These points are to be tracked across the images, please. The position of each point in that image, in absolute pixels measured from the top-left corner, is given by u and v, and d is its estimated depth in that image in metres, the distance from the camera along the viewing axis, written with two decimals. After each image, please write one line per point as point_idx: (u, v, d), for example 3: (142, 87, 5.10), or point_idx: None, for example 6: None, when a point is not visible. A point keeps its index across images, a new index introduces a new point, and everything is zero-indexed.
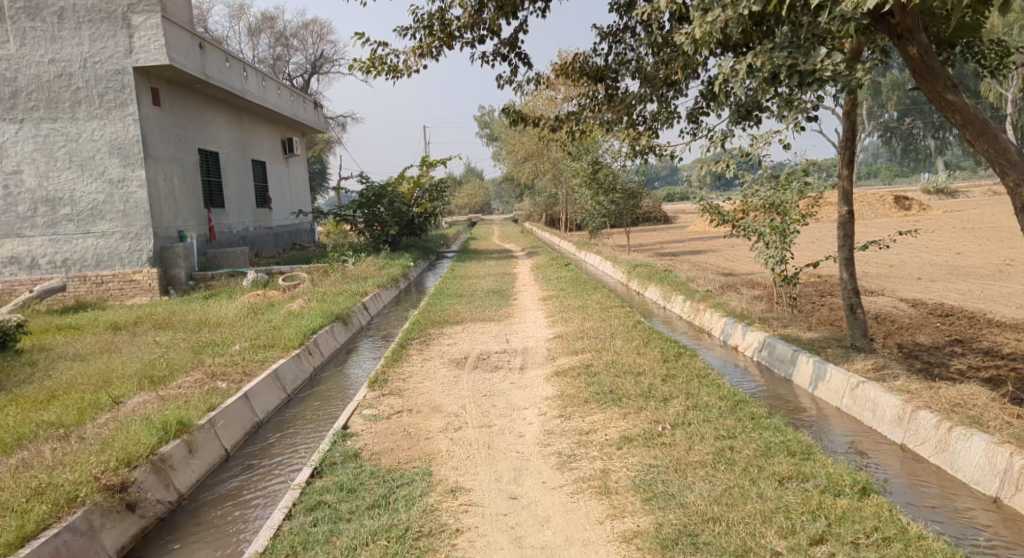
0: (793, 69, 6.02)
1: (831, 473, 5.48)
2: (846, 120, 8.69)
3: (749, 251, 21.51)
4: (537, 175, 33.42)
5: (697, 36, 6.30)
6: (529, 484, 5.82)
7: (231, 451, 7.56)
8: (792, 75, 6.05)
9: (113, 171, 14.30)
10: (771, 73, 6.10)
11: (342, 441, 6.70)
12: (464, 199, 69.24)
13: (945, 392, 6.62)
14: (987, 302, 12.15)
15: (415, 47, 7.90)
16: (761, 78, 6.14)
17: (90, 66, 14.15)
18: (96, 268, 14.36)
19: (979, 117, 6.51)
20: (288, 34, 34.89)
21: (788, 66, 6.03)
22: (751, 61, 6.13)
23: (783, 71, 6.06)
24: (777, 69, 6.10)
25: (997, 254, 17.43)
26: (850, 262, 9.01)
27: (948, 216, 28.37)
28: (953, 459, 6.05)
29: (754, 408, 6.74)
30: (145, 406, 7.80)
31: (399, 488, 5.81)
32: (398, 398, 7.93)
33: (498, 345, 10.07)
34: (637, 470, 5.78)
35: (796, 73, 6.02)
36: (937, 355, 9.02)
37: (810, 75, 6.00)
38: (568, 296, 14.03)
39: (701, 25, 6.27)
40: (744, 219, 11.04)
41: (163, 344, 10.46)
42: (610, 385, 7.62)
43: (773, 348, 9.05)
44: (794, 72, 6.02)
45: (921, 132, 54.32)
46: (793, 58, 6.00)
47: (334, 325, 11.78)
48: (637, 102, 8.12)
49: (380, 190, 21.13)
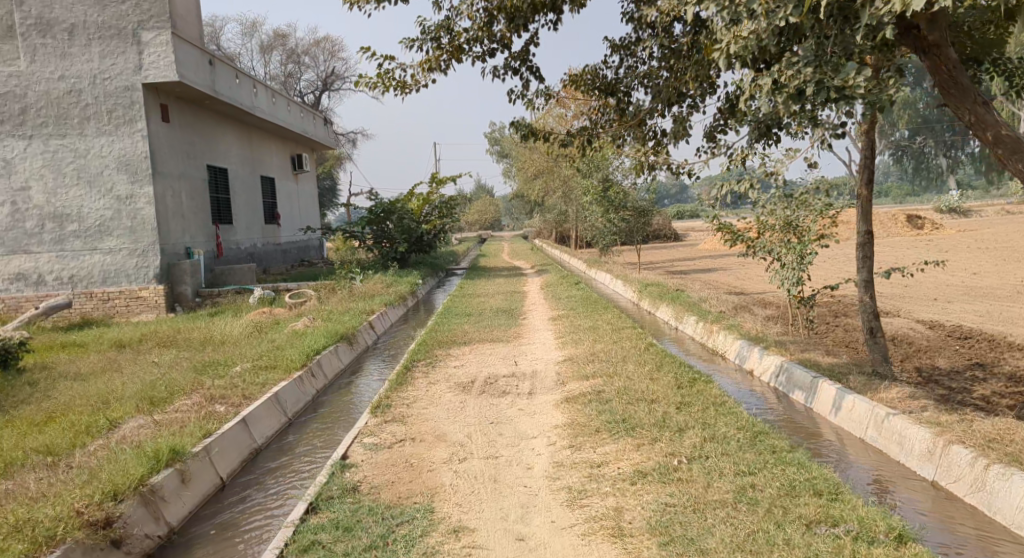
0: (821, 84, 5.74)
1: (863, 518, 5.12)
2: (865, 135, 8.36)
3: (761, 271, 21.15)
4: (547, 193, 33.23)
5: (731, 51, 6.01)
6: (537, 523, 5.48)
7: (227, 479, 7.26)
8: (818, 91, 5.77)
9: (121, 187, 14.09)
10: (798, 89, 5.84)
11: (341, 473, 6.37)
12: (475, 216, 69.25)
13: (980, 426, 6.24)
14: (1008, 324, 11.77)
15: (424, 61, 7.68)
16: (787, 95, 5.86)
17: (99, 82, 13.98)
18: (102, 284, 14.15)
19: (1011, 136, 6.20)
20: (300, 52, 34.93)
21: (815, 81, 5.75)
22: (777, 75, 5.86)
23: (811, 87, 5.77)
24: (804, 84, 5.83)
25: (1014, 275, 17.03)
26: (870, 284, 8.64)
27: (962, 235, 27.91)
28: (991, 499, 5.67)
29: (776, 440, 6.39)
30: (139, 431, 7.49)
31: (398, 526, 5.49)
32: (401, 426, 7.60)
33: (506, 368, 9.74)
34: (652, 510, 5.43)
35: (824, 88, 5.74)
36: (959, 380, 8.65)
37: (840, 92, 5.73)
38: (578, 316, 13.70)
39: (736, 40, 5.98)
40: (759, 240, 10.69)
41: (165, 364, 10.17)
42: (622, 413, 7.27)
43: (791, 373, 8.68)
44: (823, 88, 5.75)
45: (932, 152, 53.78)
46: (822, 73, 5.73)
47: (338, 345, 11.48)
48: (650, 117, 7.85)
49: (389, 206, 20.91)
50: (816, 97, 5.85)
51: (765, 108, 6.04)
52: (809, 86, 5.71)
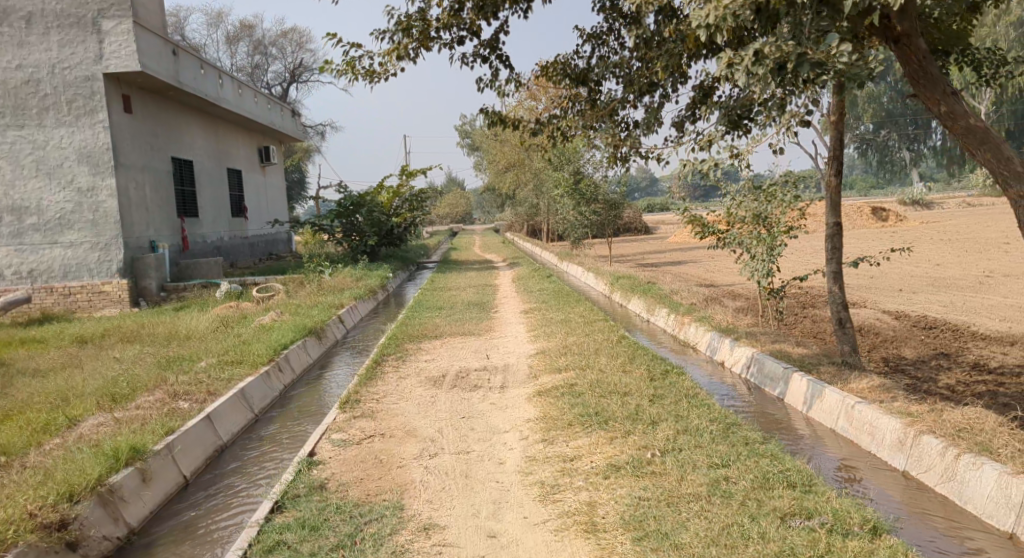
0: (802, 58, 5.63)
1: (837, 510, 5.08)
2: (833, 125, 8.35)
3: (730, 263, 21.26)
4: (517, 186, 33.13)
5: (710, 20, 5.80)
6: (509, 519, 5.38)
7: (190, 477, 7.07)
8: (800, 65, 5.65)
9: (82, 179, 13.72)
10: (778, 64, 5.72)
11: (308, 471, 6.22)
12: (445, 210, 68.92)
13: (950, 416, 6.26)
14: (971, 314, 11.91)
15: (392, 49, 7.51)
16: (767, 69, 5.73)
17: (58, 72, 13.60)
18: (63, 278, 13.79)
19: (980, 126, 6.21)
20: (267, 43, 34.43)
21: (797, 55, 5.63)
22: (758, 48, 5.73)
23: (792, 60, 5.65)
24: (783, 61, 5.72)
25: (976, 266, 17.28)
26: (839, 275, 8.65)
27: (925, 227, 28.31)
28: (961, 489, 5.68)
29: (748, 432, 6.35)
30: (99, 430, 7.27)
31: (367, 524, 5.36)
32: (370, 421, 7.46)
33: (477, 362, 9.64)
34: (626, 504, 5.35)
35: (806, 62, 5.63)
36: (925, 369, 8.72)
37: (819, 67, 5.63)
38: (550, 309, 13.64)
39: (715, 9, 5.77)
40: (730, 232, 10.63)
41: (128, 360, 9.91)
42: (594, 406, 7.20)
43: (762, 365, 8.68)
44: (803, 62, 5.64)
45: (896, 146, 54.52)
46: (802, 47, 5.63)
47: (307, 339, 11.29)
48: (622, 107, 7.77)
49: (358, 199, 20.67)
50: (796, 72, 5.74)
51: (742, 85, 5.93)
52: (788, 61, 5.60)
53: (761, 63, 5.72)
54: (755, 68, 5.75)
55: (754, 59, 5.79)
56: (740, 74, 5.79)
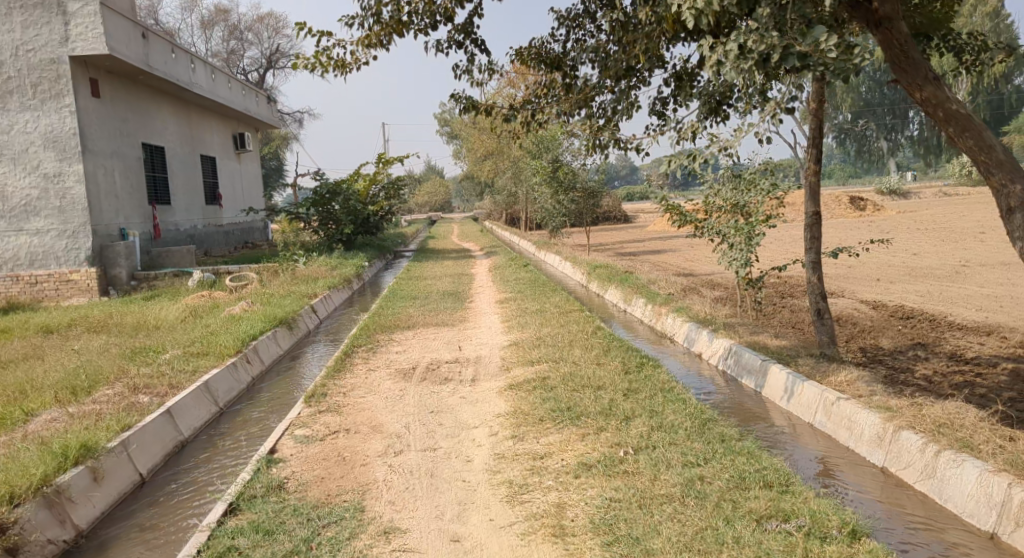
0: (788, 50, 5.43)
1: (816, 513, 4.90)
2: (813, 111, 8.16)
3: (709, 251, 21.15)
4: (497, 173, 32.87)
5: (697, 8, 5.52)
6: (474, 522, 5.15)
7: (147, 476, 6.79)
8: (786, 57, 5.46)
9: (48, 165, 13.29)
10: (763, 56, 5.49)
11: (266, 469, 5.95)
12: (424, 197, 68.54)
13: (931, 411, 6.09)
14: (948, 303, 11.81)
15: (364, 38, 7.23)
16: (752, 61, 5.51)
17: (22, 54, 13.15)
18: (30, 267, 13.43)
19: (962, 113, 6.03)
20: (243, 28, 33.78)
21: (782, 47, 5.43)
22: (743, 41, 5.51)
23: (776, 53, 5.45)
24: (769, 51, 5.49)
25: (952, 255, 17.27)
26: (818, 265, 8.49)
27: (901, 216, 28.48)
28: (942, 488, 5.51)
29: (724, 428, 6.16)
30: (53, 426, 6.97)
31: (325, 527, 5.12)
32: (336, 416, 7.19)
33: (450, 354, 9.39)
34: (596, 506, 5.14)
35: (791, 54, 5.43)
36: (902, 360, 8.59)
37: (805, 60, 5.42)
38: (526, 299, 13.42)
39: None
40: (708, 221, 10.47)
41: (92, 351, 9.57)
42: (567, 401, 6.98)
43: (740, 357, 8.51)
44: (789, 54, 5.43)
45: (874, 136, 54.76)
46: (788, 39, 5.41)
47: (277, 329, 10.97)
48: (598, 93, 7.52)
49: (334, 186, 20.25)
50: (781, 63, 5.53)
51: (728, 78, 5.71)
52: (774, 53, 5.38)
53: (746, 57, 5.51)
54: (741, 61, 5.53)
55: (739, 52, 5.59)
56: (725, 66, 5.59)
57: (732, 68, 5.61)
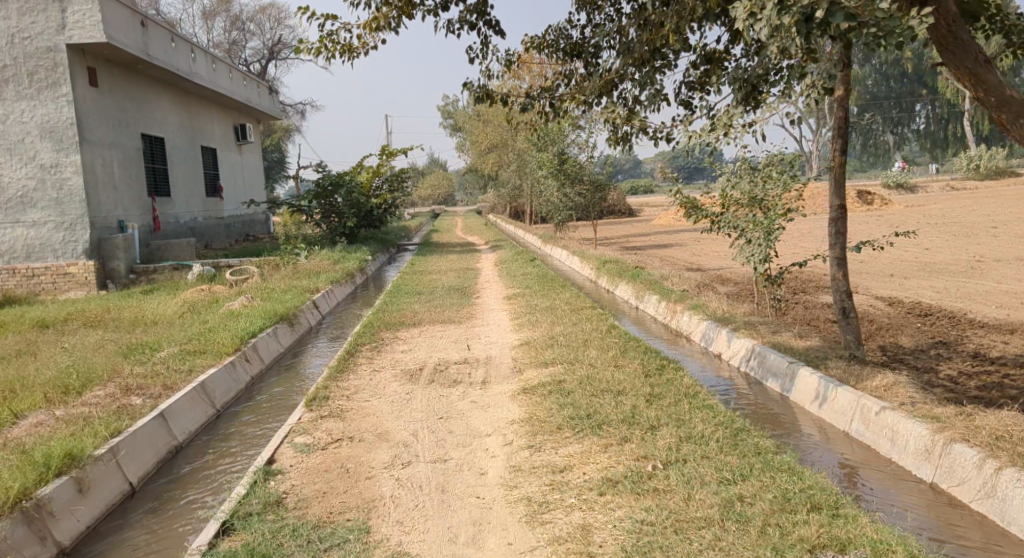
0: (836, 7, 4.87)
1: (874, 542, 4.45)
2: (838, 99, 7.62)
3: (717, 246, 20.64)
4: (501, 166, 32.42)
5: None
6: (491, 547, 4.72)
7: (138, 484, 6.34)
8: (831, 15, 4.90)
9: (45, 155, 12.82)
10: (805, 14, 4.94)
11: (264, 483, 5.50)
12: (428, 189, 67.99)
13: (983, 421, 5.62)
14: (968, 300, 11.33)
15: (372, 21, 6.74)
16: (792, 20, 4.96)
17: (18, 42, 12.66)
18: (26, 259, 12.97)
19: (1018, 98, 5.54)
20: (244, 19, 33.25)
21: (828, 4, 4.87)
22: None
23: (820, 11, 4.89)
24: (812, 9, 4.93)
25: (966, 250, 16.79)
26: (844, 261, 7.99)
27: (911, 211, 28.00)
28: (1003, 508, 5.06)
29: (760, 440, 5.70)
30: (41, 429, 6.54)
31: (326, 551, 4.70)
32: (338, 422, 6.73)
33: (457, 354, 8.92)
34: (626, 530, 4.70)
35: (839, 12, 4.87)
36: (925, 359, 8.13)
37: (853, 19, 4.89)
38: (534, 295, 12.92)
39: None
40: (725, 216, 9.90)
41: (87, 346, 9.13)
42: (585, 408, 6.49)
43: (765, 358, 8.04)
44: (835, 11, 4.86)
45: (880, 130, 54.21)
46: None
47: (277, 326, 10.52)
48: (620, 80, 6.98)
49: (336, 178, 19.69)
50: (824, 23, 4.97)
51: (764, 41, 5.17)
52: (819, 8, 4.84)
53: (784, 12, 4.96)
54: (779, 17, 4.96)
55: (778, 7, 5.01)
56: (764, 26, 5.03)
57: (770, 26, 5.06)
